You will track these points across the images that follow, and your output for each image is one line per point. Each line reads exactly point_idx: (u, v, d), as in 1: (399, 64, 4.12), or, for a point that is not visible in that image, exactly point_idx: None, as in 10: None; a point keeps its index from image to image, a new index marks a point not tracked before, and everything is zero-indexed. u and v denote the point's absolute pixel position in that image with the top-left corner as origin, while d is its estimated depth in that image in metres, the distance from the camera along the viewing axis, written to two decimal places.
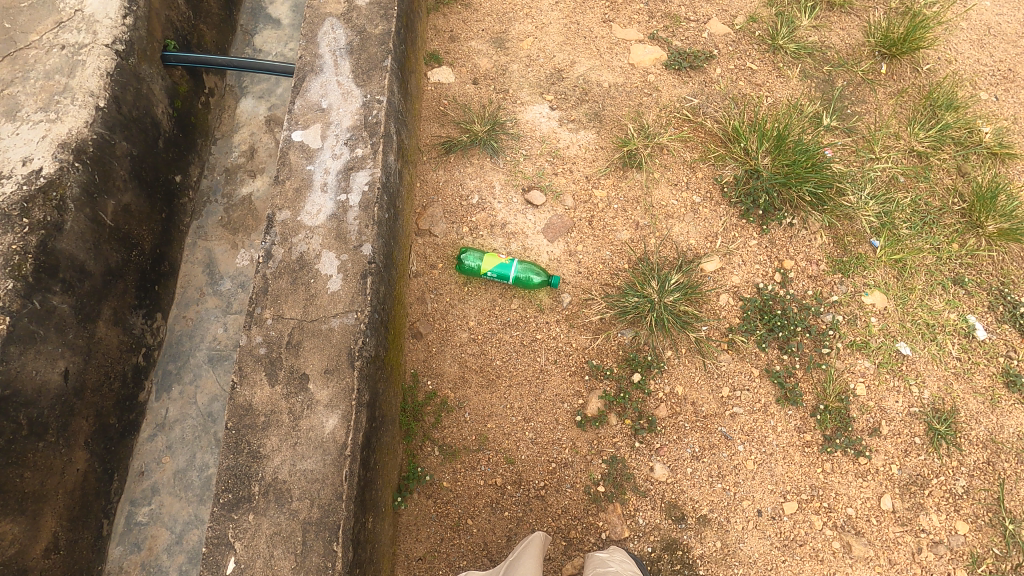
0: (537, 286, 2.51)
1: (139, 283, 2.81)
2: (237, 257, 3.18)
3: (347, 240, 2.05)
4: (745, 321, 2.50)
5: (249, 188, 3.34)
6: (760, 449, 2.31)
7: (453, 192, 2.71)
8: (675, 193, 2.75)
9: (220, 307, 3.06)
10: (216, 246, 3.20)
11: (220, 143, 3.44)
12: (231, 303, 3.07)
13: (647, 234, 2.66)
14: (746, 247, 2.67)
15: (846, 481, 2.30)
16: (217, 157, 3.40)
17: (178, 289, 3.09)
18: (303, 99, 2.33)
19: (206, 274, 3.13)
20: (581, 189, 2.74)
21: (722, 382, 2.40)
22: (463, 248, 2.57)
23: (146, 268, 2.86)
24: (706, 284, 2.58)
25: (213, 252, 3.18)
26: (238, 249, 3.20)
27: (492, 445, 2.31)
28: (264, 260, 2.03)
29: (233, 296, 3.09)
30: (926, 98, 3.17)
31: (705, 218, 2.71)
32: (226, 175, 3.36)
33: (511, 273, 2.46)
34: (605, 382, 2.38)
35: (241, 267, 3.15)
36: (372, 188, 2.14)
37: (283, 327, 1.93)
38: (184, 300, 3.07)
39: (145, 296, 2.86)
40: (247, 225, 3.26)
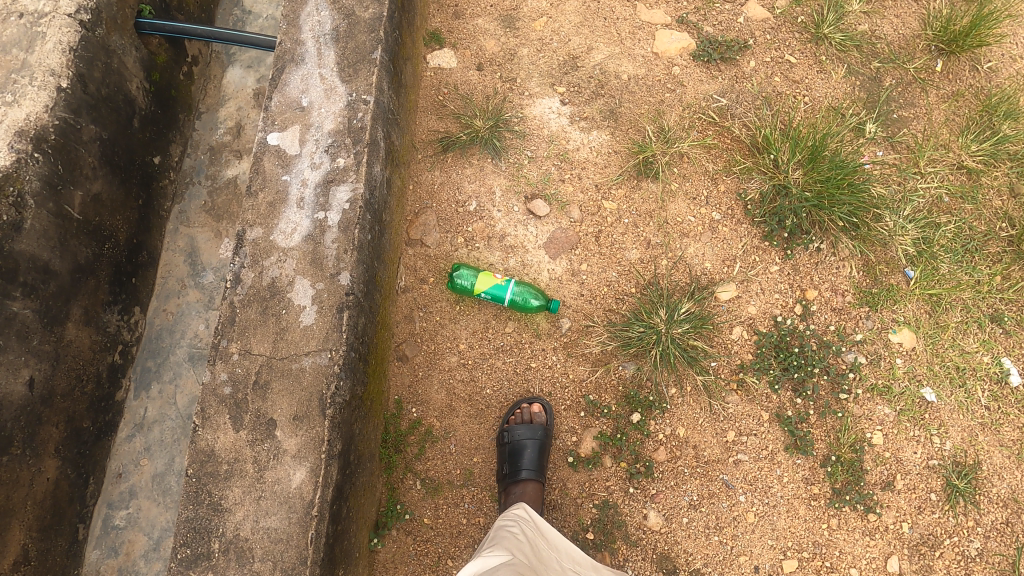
0: (535, 309, 2.30)
1: (113, 277, 2.65)
2: (220, 247, 2.98)
3: (325, 267, 1.85)
4: (758, 358, 2.31)
5: (235, 171, 3.11)
6: (763, 500, 2.17)
7: (448, 197, 2.48)
8: (693, 208, 2.49)
9: (202, 301, 2.90)
10: (199, 234, 3.00)
11: (204, 118, 3.18)
12: (213, 298, 2.91)
13: (659, 255, 2.42)
14: (766, 273, 2.43)
15: (852, 539, 2.17)
16: (201, 134, 3.15)
17: (158, 280, 2.92)
18: (281, 93, 2.06)
19: (187, 264, 2.95)
20: (590, 199, 2.49)
21: (728, 425, 2.24)
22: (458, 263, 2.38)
23: (120, 261, 2.69)
24: (719, 314, 2.37)
25: (195, 240, 2.99)
26: (222, 238, 3.00)
27: (477, 481, 2.19)
28: (232, 284, 1.84)
29: (215, 290, 2.92)
30: (983, 104, 2.83)
31: (724, 239, 2.46)
32: (211, 155, 3.12)
33: (508, 296, 2.27)
34: (601, 421, 2.22)
35: (224, 259, 2.97)
36: (354, 205, 1.91)
37: (249, 364, 1.76)
38: (165, 292, 2.90)
39: (120, 291, 2.69)
40: (232, 211, 3.04)
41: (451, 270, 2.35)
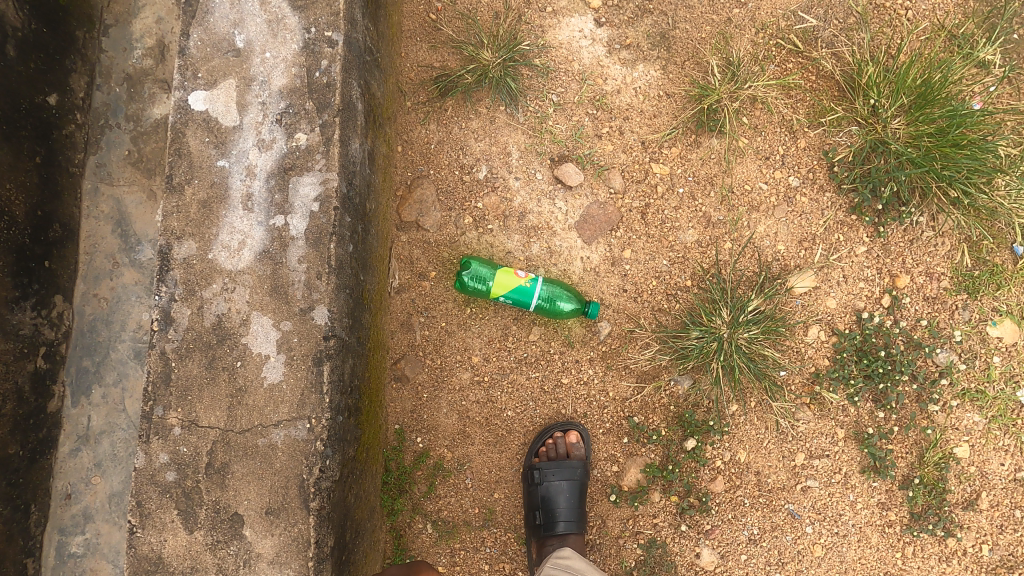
0: (568, 315, 1.81)
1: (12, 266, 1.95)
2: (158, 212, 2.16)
3: (291, 299, 1.32)
4: (837, 365, 1.90)
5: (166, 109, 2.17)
6: (832, 530, 1.88)
7: (450, 162, 1.87)
8: (766, 172, 1.94)
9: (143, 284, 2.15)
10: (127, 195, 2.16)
11: (114, 34, 2.18)
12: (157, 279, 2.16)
13: (722, 235, 1.90)
14: (851, 257, 1.95)
15: (926, 567, 1.91)
16: (112, 57, 2.17)
17: (81, 256, 2.15)
18: (203, 27, 1.38)
19: (117, 235, 2.16)
20: (635, 161, 1.91)
21: (797, 447, 1.88)
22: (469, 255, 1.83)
23: (20, 243, 1.96)
24: (794, 312, 1.91)
25: (124, 204, 2.16)
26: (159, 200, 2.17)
27: (499, 521, 1.83)
28: (160, 326, 1.30)
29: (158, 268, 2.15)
30: None
31: (803, 212, 1.94)
32: (127, 87, 2.16)
33: (535, 301, 1.76)
34: (649, 449, 1.83)
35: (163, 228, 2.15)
36: (325, 207, 1.34)
37: (198, 440, 1.28)
38: (92, 272, 2.15)
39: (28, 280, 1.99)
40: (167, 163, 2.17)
41: (459, 263, 1.79)
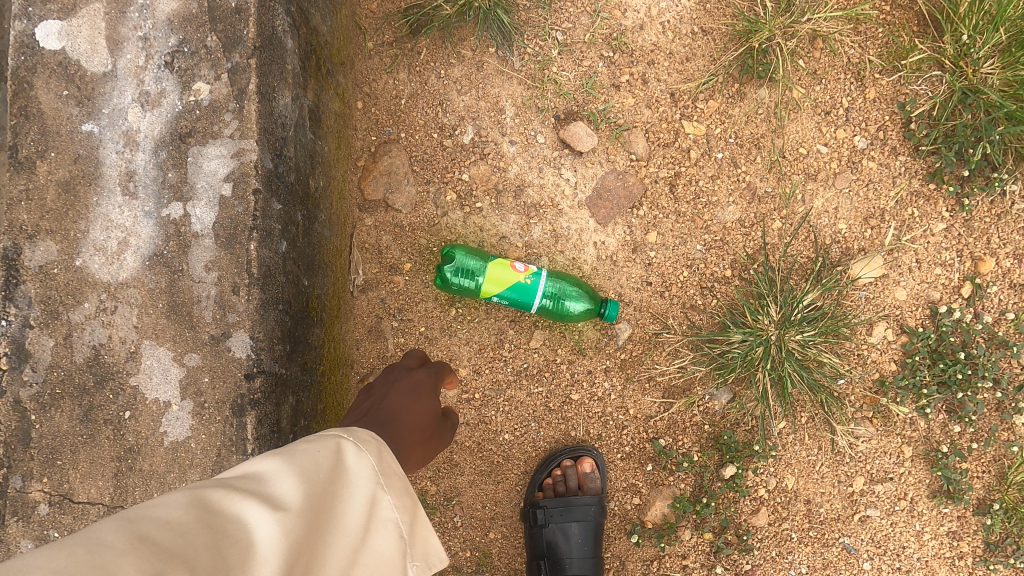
0: (578, 316, 1.44)
1: None
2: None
3: (197, 324, 0.93)
4: (906, 370, 1.55)
5: None
6: (893, 566, 1.57)
7: (426, 121, 1.46)
8: (826, 130, 1.54)
9: None
10: None
11: None
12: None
13: (771, 212, 1.52)
14: (927, 237, 1.57)
15: None
16: None
17: None
18: None
19: None
20: (662, 119, 1.50)
21: (855, 469, 1.55)
22: (453, 244, 1.45)
23: None
24: (856, 307, 1.55)
25: None
26: None
27: (496, 565, 1.51)
28: (13, 364, 0.92)
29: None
30: None
31: (871, 182, 1.55)
32: None
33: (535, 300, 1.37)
34: (678, 478, 1.50)
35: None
36: (240, 191, 0.93)
37: (75, 522, 0.93)
38: None
39: None
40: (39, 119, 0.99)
41: (440, 254, 1.44)
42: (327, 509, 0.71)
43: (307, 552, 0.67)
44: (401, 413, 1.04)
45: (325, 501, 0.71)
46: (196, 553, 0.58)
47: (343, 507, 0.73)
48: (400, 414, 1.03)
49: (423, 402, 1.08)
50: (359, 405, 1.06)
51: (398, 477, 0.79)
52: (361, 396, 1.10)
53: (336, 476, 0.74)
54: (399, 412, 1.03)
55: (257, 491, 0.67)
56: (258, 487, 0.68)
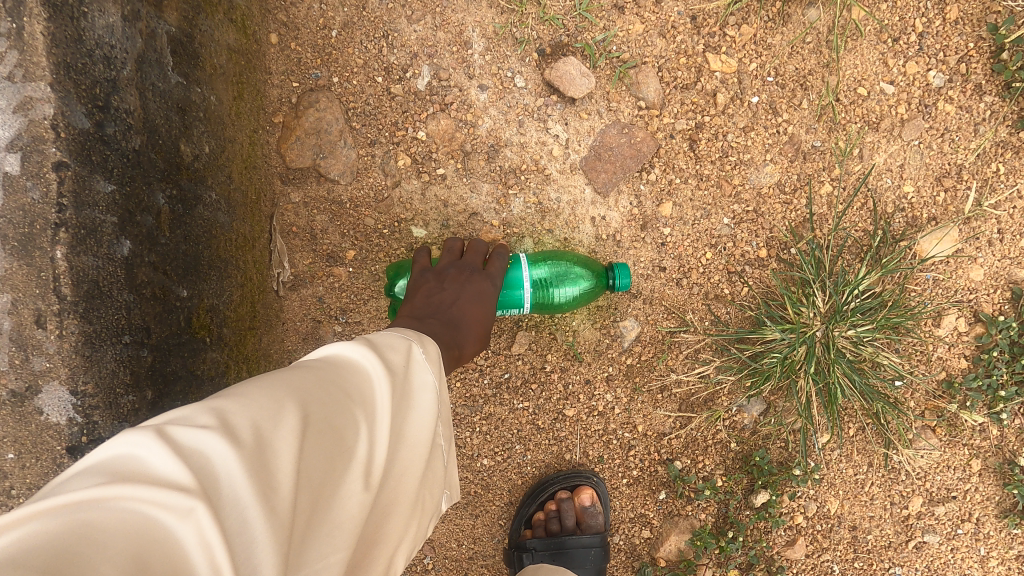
0: (581, 299, 1.08)
1: None
2: None
3: None
4: (981, 368, 1.24)
5: None
6: None
7: (365, 59, 1.09)
8: (892, 63, 1.18)
9: None
10: None
11: None
12: None
13: (818, 173, 1.18)
14: (1014, 201, 1.23)
15: None
16: None
17: None
18: None
19: None
20: (680, 52, 1.14)
21: (912, 489, 1.27)
22: (401, 261, 1.11)
23: None
24: (922, 292, 1.23)
25: None
26: None
27: None
28: None
29: None
30: None
31: (948, 131, 1.20)
32: None
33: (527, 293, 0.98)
34: (697, 506, 1.21)
35: None
36: (34, 166, 0.59)
37: None
38: None
39: None
40: None
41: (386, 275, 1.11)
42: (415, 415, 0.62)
43: (395, 464, 0.59)
44: (470, 319, 0.86)
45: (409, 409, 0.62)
46: (311, 454, 0.50)
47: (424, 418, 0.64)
48: (470, 322, 0.86)
49: (493, 309, 0.90)
50: (425, 292, 0.88)
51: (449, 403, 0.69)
52: (426, 283, 0.91)
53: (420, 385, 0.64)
54: (469, 316, 0.86)
55: (356, 386, 0.57)
56: (363, 381, 0.58)
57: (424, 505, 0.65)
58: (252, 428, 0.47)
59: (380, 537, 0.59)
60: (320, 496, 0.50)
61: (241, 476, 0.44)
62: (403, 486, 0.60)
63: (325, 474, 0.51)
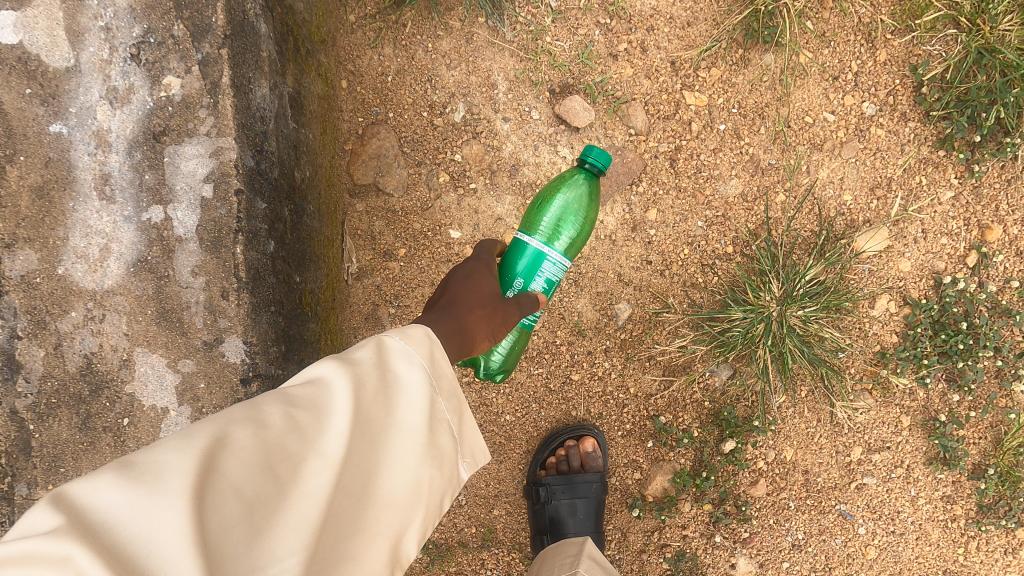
0: (589, 212, 1.19)
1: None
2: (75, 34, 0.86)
3: (189, 330, 0.92)
4: (909, 341, 1.53)
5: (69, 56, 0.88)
6: (887, 530, 1.61)
7: (414, 97, 1.40)
8: (833, 97, 1.47)
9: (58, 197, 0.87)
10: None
11: None
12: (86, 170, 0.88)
13: (774, 185, 1.47)
14: (933, 206, 1.53)
15: (991, 561, 1.67)
16: None
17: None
18: None
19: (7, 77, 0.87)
20: (662, 90, 1.44)
21: (853, 440, 1.56)
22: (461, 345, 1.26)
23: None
24: (860, 280, 1.52)
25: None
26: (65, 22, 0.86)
27: (501, 540, 1.54)
28: (6, 376, 0.92)
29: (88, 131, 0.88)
30: None
31: (879, 149, 1.49)
32: None
33: (548, 253, 1.05)
34: (678, 453, 1.51)
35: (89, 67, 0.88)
36: (222, 192, 0.90)
37: None
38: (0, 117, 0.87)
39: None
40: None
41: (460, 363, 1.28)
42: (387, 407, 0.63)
43: (351, 467, 0.60)
44: (468, 293, 0.90)
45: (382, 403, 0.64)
46: (237, 476, 0.52)
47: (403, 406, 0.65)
48: (466, 294, 0.89)
49: (487, 276, 0.95)
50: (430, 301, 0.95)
51: (451, 375, 0.70)
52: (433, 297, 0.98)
53: (395, 376, 0.65)
54: (465, 291, 0.90)
55: (293, 401, 0.58)
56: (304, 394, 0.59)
57: (423, 486, 0.65)
58: (162, 467, 0.49)
59: (352, 538, 0.60)
60: (258, 508, 0.52)
61: (140, 505, 0.46)
62: (382, 479, 0.63)
63: (258, 493, 0.52)
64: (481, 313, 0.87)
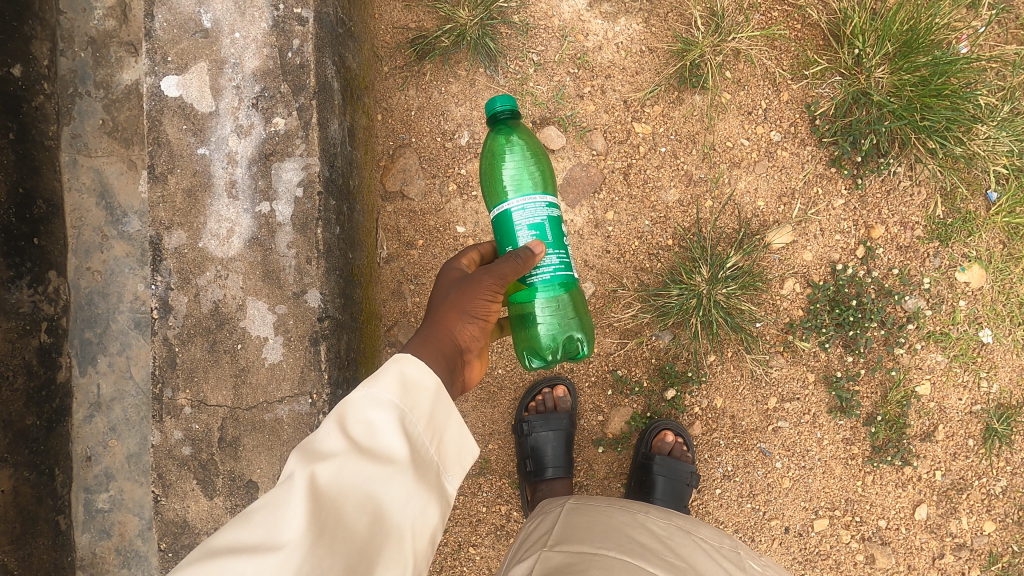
0: (526, 140, 1.56)
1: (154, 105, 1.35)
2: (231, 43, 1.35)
3: (283, 285, 1.37)
4: (810, 315, 1.98)
5: (212, 103, 1.36)
6: (800, 464, 2.05)
7: (431, 127, 1.87)
8: (748, 127, 1.94)
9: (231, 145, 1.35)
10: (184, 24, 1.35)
11: None
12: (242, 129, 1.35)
13: (704, 193, 1.94)
14: (829, 210, 1.99)
15: (884, 492, 2.10)
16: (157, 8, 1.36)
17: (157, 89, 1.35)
18: (168, 8, 1.36)
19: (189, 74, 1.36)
20: (617, 121, 1.91)
21: (769, 392, 2.01)
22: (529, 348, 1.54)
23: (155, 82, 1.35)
24: (771, 266, 1.98)
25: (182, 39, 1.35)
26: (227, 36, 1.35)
27: (494, 469, 1.97)
28: (161, 314, 1.37)
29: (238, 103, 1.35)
30: None
31: (783, 166, 1.96)
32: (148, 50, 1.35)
33: (516, 204, 1.34)
34: (632, 399, 1.96)
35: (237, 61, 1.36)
36: (308, 192, 1.36)
37: (208, 418, 1.39)
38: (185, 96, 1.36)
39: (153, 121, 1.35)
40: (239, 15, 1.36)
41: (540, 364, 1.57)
42: (366, 451, 0.91)
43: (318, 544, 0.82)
44: (440, 303, 1.29)
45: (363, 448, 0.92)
46: None
47: (382, 445, 0.93)
48: (440, 305, 1.29)
49: (449, 285, 1.35)
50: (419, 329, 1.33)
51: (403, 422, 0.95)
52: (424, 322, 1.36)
53: (368, 427, 0.94)
54: (438, 304, 1.29)
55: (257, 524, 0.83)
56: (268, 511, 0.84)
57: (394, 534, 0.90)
58: None
59: None
60: None
61: None
62: (355, 541, 0.86)
63: None
64: (452, 310, 1.26)
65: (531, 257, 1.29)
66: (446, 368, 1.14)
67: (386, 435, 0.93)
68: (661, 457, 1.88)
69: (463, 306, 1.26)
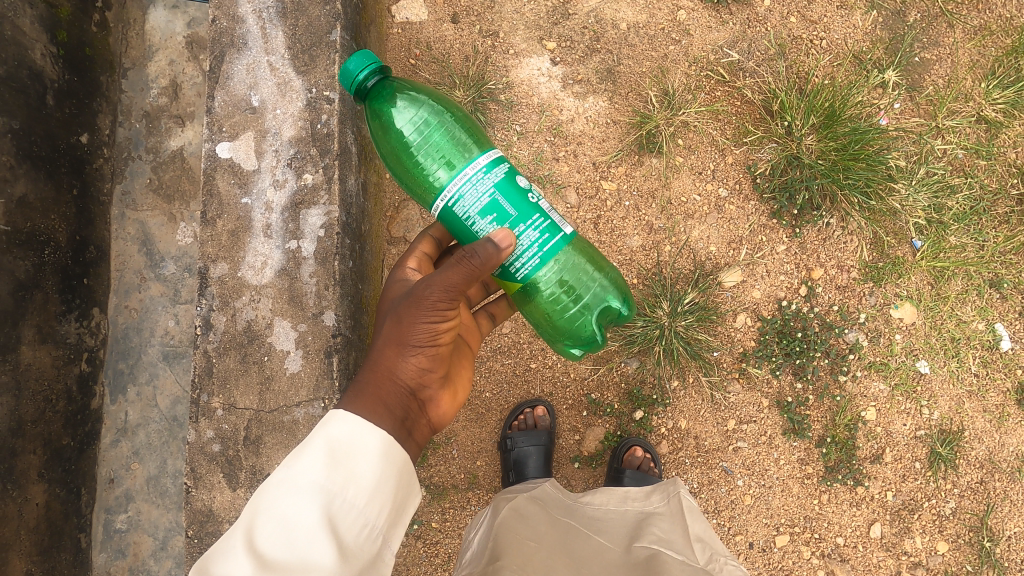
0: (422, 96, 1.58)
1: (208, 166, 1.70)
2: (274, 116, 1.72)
3: (305, 307, 1.67)
4: (761, 345, 2.25)
5: (255, 163, 1.71)
6: (759, 482, 2.25)
7: None
8: (699, 185, 2.30)
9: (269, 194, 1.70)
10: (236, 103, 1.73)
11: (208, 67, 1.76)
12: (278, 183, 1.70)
13: (662, 240, 2.27)
14: (773, 255, 2.31)
15: (840, 511, 2.28)
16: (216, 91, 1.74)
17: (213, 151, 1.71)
18: (225, 91, 1.74)
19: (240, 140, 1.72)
20: (588, 179, 2.28)
21: (728, 415, 2.25)
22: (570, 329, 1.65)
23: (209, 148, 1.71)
24: (724, 303, 2.28)
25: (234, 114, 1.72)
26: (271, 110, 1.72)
27: (482, 484, 2.19)
28: (203, 331, 1.67)
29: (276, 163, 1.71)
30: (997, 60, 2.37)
31: (731, 218, 2.30)
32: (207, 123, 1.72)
33: (454, 195, 1.38)
34: (604, 419, 2.22)
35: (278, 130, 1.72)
36: (328, 233, 1.69)
37: (236, 419, 1.65)
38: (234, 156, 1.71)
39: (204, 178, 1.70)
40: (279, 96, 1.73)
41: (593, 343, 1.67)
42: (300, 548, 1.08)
43: None
44: (385, 336, 1.45)
45: (299, 547, 1.09)
46: None
47: (314, 542, 1.09)
48: (385, 339, 1.44)
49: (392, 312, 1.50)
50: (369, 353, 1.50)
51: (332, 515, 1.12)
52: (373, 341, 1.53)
53: (303, 525, 1.10)
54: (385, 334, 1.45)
55: None
56: None
57: None
58: None
59: None
60: None
61: None
62: None
63: None
64: (395, 344, 1.43)
65: (499, 248, 1.32)
66: (385, 412, 1.32)
67: (321, 531, 1.10)
68: (630, 469, 2.12)
69: (404, 341, 1.42)
